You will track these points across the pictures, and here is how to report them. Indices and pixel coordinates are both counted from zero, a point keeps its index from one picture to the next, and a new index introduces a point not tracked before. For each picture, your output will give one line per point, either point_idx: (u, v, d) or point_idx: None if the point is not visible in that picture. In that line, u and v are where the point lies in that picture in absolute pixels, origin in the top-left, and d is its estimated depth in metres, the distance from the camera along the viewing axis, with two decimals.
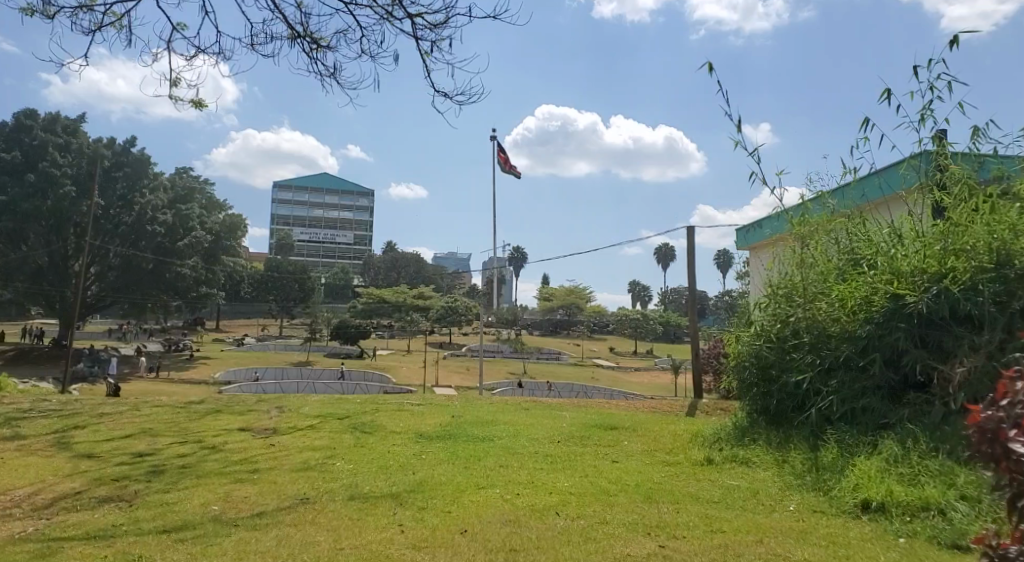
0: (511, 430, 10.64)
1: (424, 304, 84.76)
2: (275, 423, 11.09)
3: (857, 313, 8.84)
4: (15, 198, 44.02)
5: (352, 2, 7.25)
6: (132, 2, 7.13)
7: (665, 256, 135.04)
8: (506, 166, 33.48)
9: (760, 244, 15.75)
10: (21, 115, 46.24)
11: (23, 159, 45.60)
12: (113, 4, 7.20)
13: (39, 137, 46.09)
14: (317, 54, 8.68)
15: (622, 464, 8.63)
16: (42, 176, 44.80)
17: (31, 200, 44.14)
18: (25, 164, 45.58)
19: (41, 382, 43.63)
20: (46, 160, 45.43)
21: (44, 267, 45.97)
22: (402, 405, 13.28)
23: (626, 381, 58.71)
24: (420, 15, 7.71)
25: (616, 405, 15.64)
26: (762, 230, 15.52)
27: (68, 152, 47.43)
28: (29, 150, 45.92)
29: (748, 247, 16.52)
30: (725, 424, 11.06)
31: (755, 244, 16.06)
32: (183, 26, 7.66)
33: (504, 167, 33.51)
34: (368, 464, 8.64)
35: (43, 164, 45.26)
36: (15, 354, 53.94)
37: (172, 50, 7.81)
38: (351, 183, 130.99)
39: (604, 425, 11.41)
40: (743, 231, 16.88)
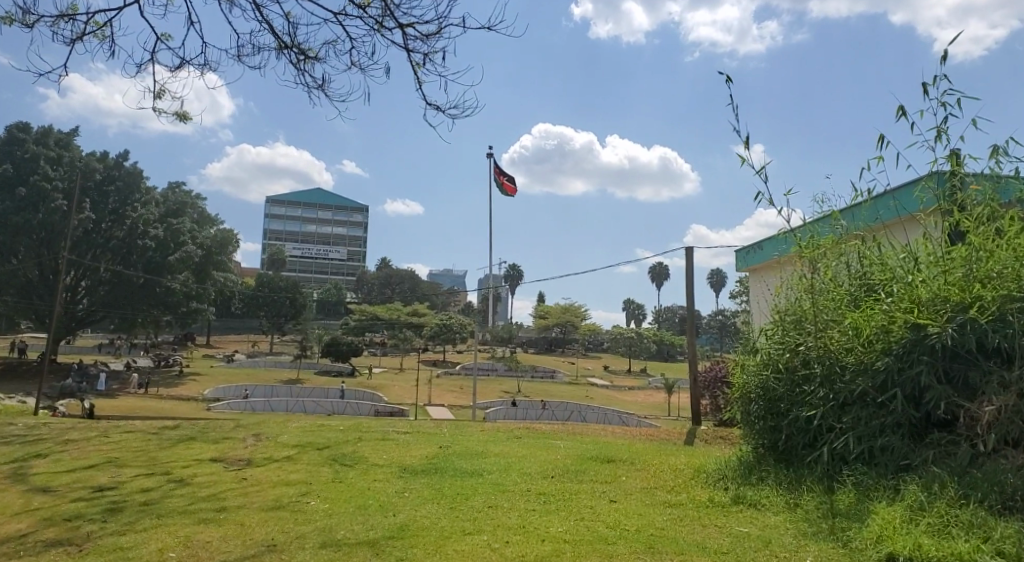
0: (501, 464, 9.99)
1: (418, 320, 84.00)
2: (250, 454, 10.38)
3: (874, 344, 8.33)
4: (5, 211, 43.29)
5: (341, 14, 7.49)
6: (114, 12, 7.36)
7: (659, 274, 135.05)
8: (502, 185, 33.03)
9: (762, 266, 15.24)
10: (14, 128, 45.54)
11: (14, 172, 44.83)
12: (95, 15, 7.42)
13: (31, 151, 45.41)
14: (304, 65, 8.16)
15: (620, 505, 7.97)
16: (33, 190, 44.20)
17: (21, 214, 43.47)
18: (15, 177, 44.81)
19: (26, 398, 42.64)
20: (37, 174, 44.81)
21: (34, 281, 45.68)
22: (387, 433, 12.67)
23: (621, 399, 58.11)
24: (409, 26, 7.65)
25: (612, 432, 15.01)
26: (764, 252, 15.02)
27: (60, 166, 46.85)
28: (20, 163, 45.22)
29: (749, 269, 16.00)
30: (729, 458, 10.48)
31: (756, 266, 15.55)
32: (168, 37, 7.92)
33: (501, 186, 33.07)
34: (346, 504, 7.94)
35: (35, 177, 44.57)
36: None
37: (156, 60, 8.05)
38: (345, 198, 130.57)
39: (601, 458, 10.74)
40: (742, 252, 16.38)
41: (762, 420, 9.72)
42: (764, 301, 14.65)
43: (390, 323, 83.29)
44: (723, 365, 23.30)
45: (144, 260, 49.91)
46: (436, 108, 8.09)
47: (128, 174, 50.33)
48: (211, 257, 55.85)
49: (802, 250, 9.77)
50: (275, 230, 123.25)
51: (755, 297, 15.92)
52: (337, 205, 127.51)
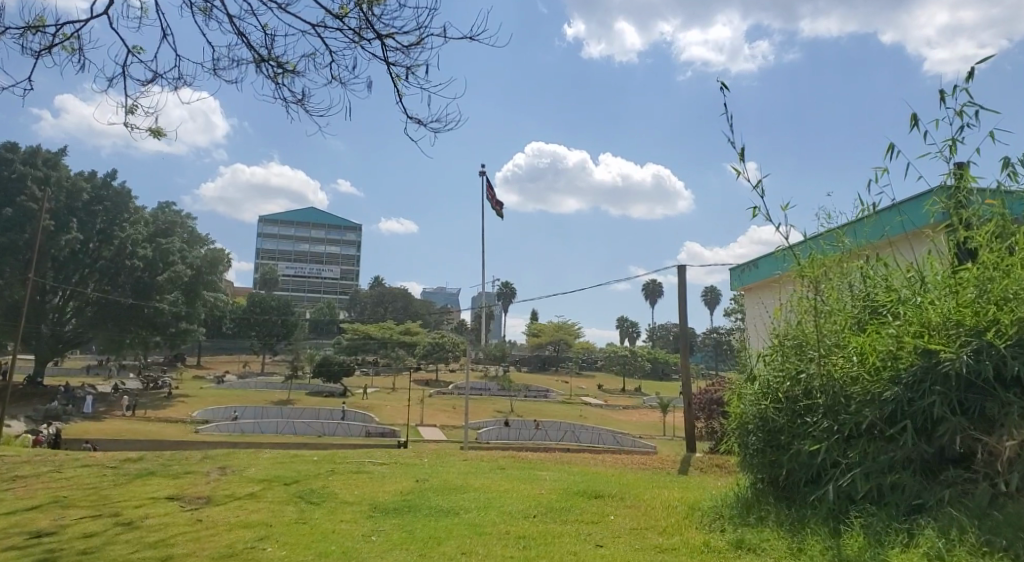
0: (479, 500, 9.30)
1: (410, 339, 83.08)
2: (211, 491, 9.61)
3: (881, 371, 7.73)
4: None
5: (320, 26, 7.13)
6: (81, 22, 6.98)
7: (652, 292, 134.70)
8: (493, 205, 32.42)
9: (758, 285, 14.67)
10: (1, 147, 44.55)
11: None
12: (64, 26, 7.05)
13: (18, 170, 44.44)
14: (282, 79, 7.64)
15: (606, 550, 7.29)
16: (20, 210, 43.50)
17: (7, 234, 42.66)
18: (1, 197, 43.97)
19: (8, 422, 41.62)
20: (24, 194, 43.99)
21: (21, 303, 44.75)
22: (363, 465, 11.91)
23: (614, 418, 57.30)
24: (389, 40, 7.22)
25: (601, 461, 14.34)
26: (760, 270, 14.44)
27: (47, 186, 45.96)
28: (6, 184, 44.32)
29: (743, 289, 15.42)
30: (727, 492, 9.84)
31: (751, 286, 14.98)
32: (141, 49, 7.50)
33: (492, 205, 32.46)
34: (306, 550, 7.21)
35: (21, 198, 43.77)
36: None
37: (128, 75, 7.63)
38: (338, 217, 129.92)
39: (588, 492, 10.06)
40: (737, 271, 15.82)
41: (760, 452, 9.10)
42: (761, 321, 14.06)
43: (382, 342, 82.37)
44: (720, 386, 22.66)
45: (132, 280, 49.20)
46: (417, 123, 7.58)
47: (116, 194, 49.40)
48: (201, 277, 54.73)
49: (803, 270, 9.17)
50: (268, 249, 122.45)
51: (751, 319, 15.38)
52: (330, 224, 126.84)
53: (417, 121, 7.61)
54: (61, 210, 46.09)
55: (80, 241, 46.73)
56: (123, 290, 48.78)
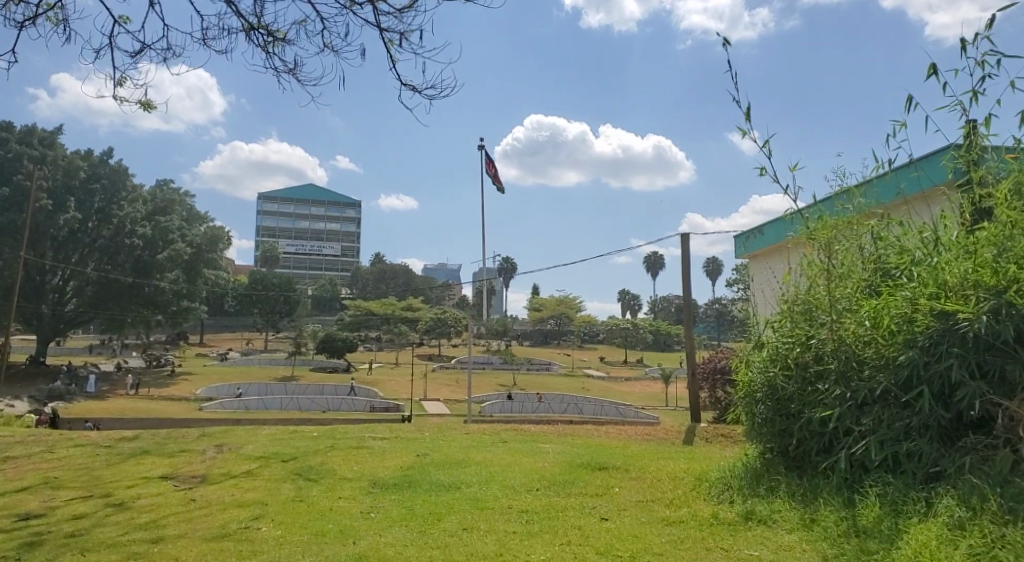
0: (482, 475, 9.06)
1: (412, 315, 82.96)
2: (206, 470, 9.36)
3: (896, 335, 7.45)
4: None
5: None
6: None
7: (654, 264, 134.44)
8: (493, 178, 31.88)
9: (764, 252, 14.34)
10: None
11: None
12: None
13: (14, 149, 43.93)
14: (272, 48, 7.14)
15: (611, 524, 7.05)
16: (17, 189, 43.08)
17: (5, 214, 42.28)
18: None
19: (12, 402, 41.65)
20: (21, 172, 43.53)
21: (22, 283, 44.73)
22: (363, 441, 11.67)
23: (617, 390, 57.37)
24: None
25: (606, 433, 14.12)
26: (766, 237, 14.10)
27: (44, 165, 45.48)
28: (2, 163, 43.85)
29: (749, 256, 15.08)
30: (734, 462, 9.60)
31: (756, 253, 14.64)
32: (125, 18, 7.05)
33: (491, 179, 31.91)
34: (301, 529, 6.97)
35: (18, 177, 43.31)
36: None
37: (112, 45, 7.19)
38: (338, 194, 129.08)
39: (592, 465, 9.80)
40: (741, 238, 15.48)
41: (768, 420, 8.85)
42: (769, 288, 13.78)
43: (385, 318, 82.29)
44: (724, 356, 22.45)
45: (132, 259, 48.81)
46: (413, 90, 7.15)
47: (113, 172, 48.85)
48: (201, 255, 54.39)
49: (813, 232, 8.85)
50: (268, 226, 121.80)
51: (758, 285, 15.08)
52: (329, 201, 126.09)
53: (412, 89, 7.08)
54: (58, 188, 45.56)
55: (79, 220, 46.40)
56: (123, 269, 48.21)
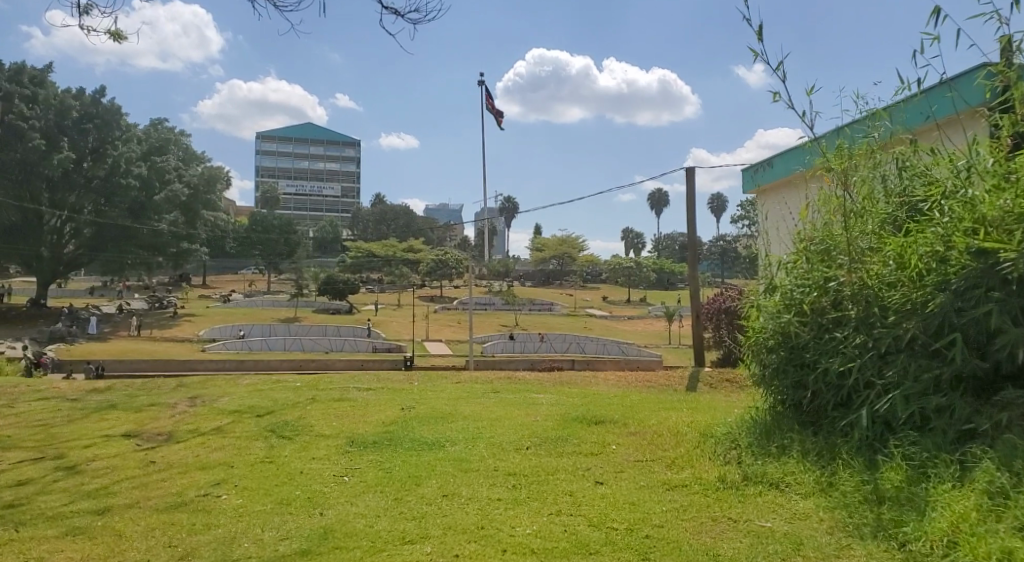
0: (469, 431, 8.42)
1: (414, 256, 82.25)
2: (173, 427, 8.68)
3: (926, 278, 6.62)
4: None
5: None
6: None
7: (657, 202, 132.77)
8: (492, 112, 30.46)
9: (777, 185, 13.37)
10: None
11: None
12: None
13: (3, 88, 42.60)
14: None
15: (606, 489, 6.39)
16: (8, 129, 41.65)
17: None
18: None
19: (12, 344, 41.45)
20: (12, 111, 42.01)
21: (18, 223, 43.20)
22: (348, 392, 11.02)
23: (620, 329, 57.10)
24: None
25: (604, 380, 13.50)
26: (778, 169, 13.11)
27: (34, 104, 43.99)
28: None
29: (758, 190, 14.11)
30: (742, 414, 8.91)
31: (768, 187, 13.67)
32: None
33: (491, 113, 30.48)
34: (265, 498, 6.31)
35: (8, 116, 41.96)
36: None
37: None
38: (337, 132, 126.68)
39: (588, 418, 9.13)
40: (751, 172, 14.44)
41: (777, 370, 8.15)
42: (783, 224, 12.87)
43: (386, 259, 81.71)
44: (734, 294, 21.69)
45: (129, 200, 46.92)
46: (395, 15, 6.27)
47: (107, 110, 46.99)
48: (199, 196, 53.30)
49: (830, 163, 7.95)
50: (267, 166, 119.86)
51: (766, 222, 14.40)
52: (328, 140, 123.78)
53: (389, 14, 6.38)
54: (50, 128, 44.05)
55: (73, 161, 45.09)
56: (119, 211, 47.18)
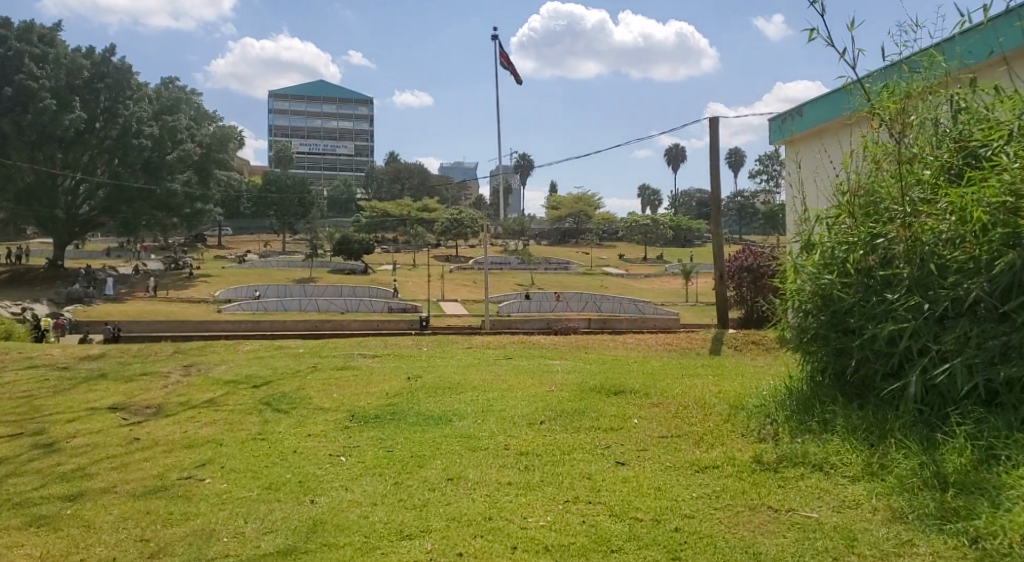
0: (479, 404, 7.79)
1: (428, 216, 81.42)
2: (164, 399, 8.11)
3: (993, 233, 5.76)
4: None
5: None
6: None
7: (675, 158, 130.28)
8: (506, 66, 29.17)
9: (821, 130, 12.21)
10: None
11: None
12: None
13: (13, 47, 42.11)
14: None
15: (629, 472, 5.72)
16: (20, 89, 41.29)
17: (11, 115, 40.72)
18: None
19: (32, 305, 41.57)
20: (22, 71, 41.62)
21: (33, 185, 42.81)
22: (352, 359, 10.44)
23: (637, 287, 56.27)
24: None
25: (623, 344, 12.90)
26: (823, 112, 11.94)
27: (45, 64, 43.46)
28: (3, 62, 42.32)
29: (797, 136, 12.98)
30: (777, 384, 8.15)
31: (810, 132, 12.51)
32: None
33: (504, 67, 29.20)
34: (253, 482, 5.73)
35: (19, 76, 41.45)
36: (9, 277, 51.79)
37: None
38: (350, 90, 124.82)
39: (607, 388, 8.46)
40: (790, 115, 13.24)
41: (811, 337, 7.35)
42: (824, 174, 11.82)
43: (401, 219, 81.01)
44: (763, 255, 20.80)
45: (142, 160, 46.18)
46: None
47: (117, 69, 46.40)
48: (212, 155, 52.60)
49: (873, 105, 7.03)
50: (280, 126, 118.48)
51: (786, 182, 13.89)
52: (340, 98, 122.03)
53: None
54: (61, 87, 43.31)
55: (85, 121, 44.26)
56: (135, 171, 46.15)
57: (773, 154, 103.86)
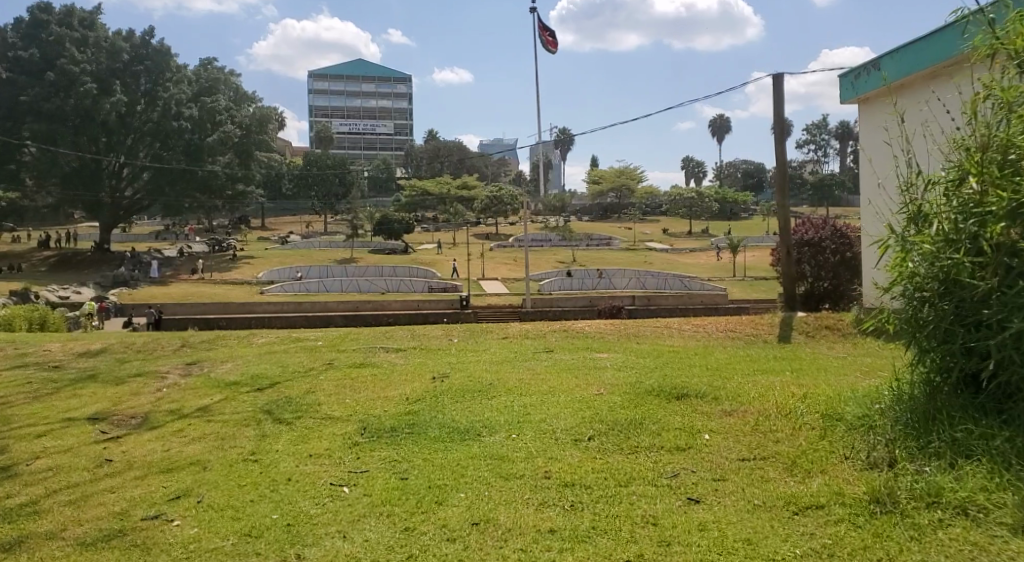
0: (513, 413, 6.53)
1: (468, 194, 80.14)
2: (153, 406, 7.07)
3: None
4: (37, 98, 40.98)
5: None
6: None
7: (720, 129, 126.06)
8: (548, 46, 27.38)
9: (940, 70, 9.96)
10: (36, 10, 42.92)
11: (42, 57, 42.37)
12: None
13: (55, 33, 42.53)
14: None
15: (708, 522, 4.34)
16: (62, 74, 41.44)
17: (54, 100, 40.92)
18: (43, 62, 42.38)
19: (80, 288, 41.88)
20: (64, 56, 41.85)
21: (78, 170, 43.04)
22: (374, 354, 9.26)
23: (681, 262, 54.29)
24: None
25: (679, 332, 11.49)
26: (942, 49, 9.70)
27: (86, 48, 43.63)
28: (47, 47, 42.69)
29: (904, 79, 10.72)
30: (876, 385, 6.57)
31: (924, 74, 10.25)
32: None
33: (547, 47, 27.43)
34: (229, 525, 4.59)
35: (61, 61, 41.67)
36: (58, 262, 52.46)
37: None
38: (388, 69, 123.68)
39: (666, 391, 7.11)
40: (895, 56, 10.91)
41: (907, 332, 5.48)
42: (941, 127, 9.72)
43: (440, 197, 79.90)
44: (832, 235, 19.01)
45: (183, 142, 45.93)
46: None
47: (157, 52, 46.30)
48: (253, 137, 51.00)
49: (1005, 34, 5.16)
50: (320, 106, 117.97)
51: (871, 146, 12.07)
52: (379, 77, 120.98)
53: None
54: (102, 71, 43.35)
55: (126, 104, 44.25)
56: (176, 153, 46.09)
57: (822, 123, 99.52)
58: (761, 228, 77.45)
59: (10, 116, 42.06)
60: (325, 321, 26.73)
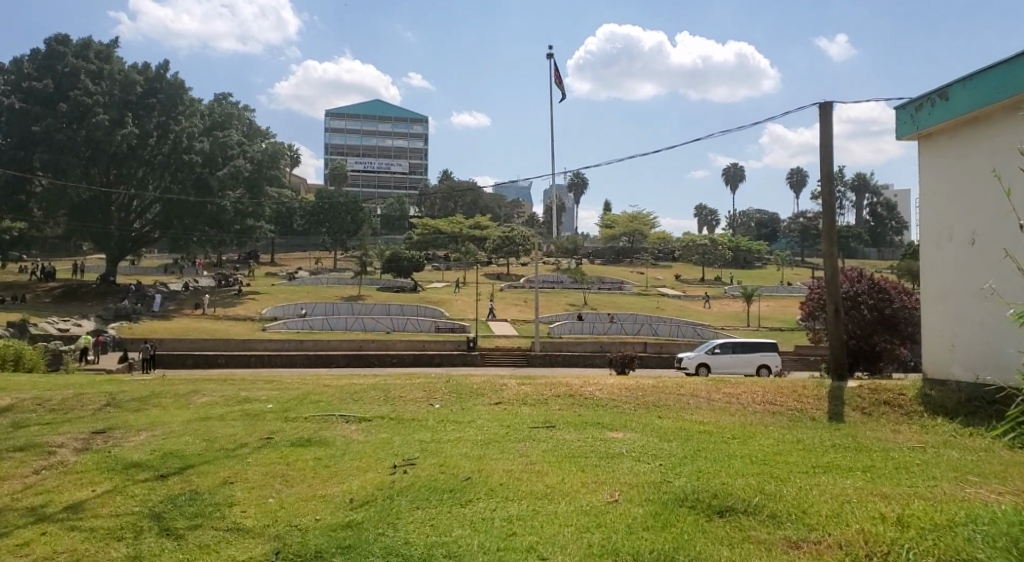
0: (493, 533, 4.63)
1: (480, 234, 78.78)
2: (13, 500, 5.28)
3: None
4: (48, 129, 40.14)
5: None
6: None
7: (734, 177, 124.97)
8: (559, 82, 25.93)
9: None
10: (53, 41, 42.53)
11: (55, 88, 41.79)
12: None
13: (71, 64, 42.07)
14: None
15: None
16: (75, 105, 40.84)
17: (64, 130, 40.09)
18: (56, 92, 41.78)
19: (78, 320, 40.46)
20: (78, 88, 41.34)
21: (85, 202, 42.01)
22: (329, 426, 7.40)
23: (695, 310, 52.22)
24: None
25: (708, 402, 9.61)
26: None
27: (101, 80, 43.05)
28: (61, 79, 42.12)
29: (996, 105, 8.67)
30: (1011, 511, 4.57)
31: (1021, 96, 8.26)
32: None
33: (558, 83, 25.95)
34: None
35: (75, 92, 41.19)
36: (60, 292, 51.18)
37: None
38: (406, 109, 124.22)
39: (704, 502, 5.21)
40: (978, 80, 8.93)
41: None
42: None
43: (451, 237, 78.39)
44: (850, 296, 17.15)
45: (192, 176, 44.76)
46: None
47: (170, 85, 45.40)
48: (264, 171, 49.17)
49: None
50: (336, 144, 118.31)
51: (939, 189, 10.07)
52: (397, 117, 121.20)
53: None
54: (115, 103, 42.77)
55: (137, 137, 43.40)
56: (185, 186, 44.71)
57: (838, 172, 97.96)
58: (777, 278, 75.36)
59: (21, 146, 40.96)
60: (324, 369, 24.80)
